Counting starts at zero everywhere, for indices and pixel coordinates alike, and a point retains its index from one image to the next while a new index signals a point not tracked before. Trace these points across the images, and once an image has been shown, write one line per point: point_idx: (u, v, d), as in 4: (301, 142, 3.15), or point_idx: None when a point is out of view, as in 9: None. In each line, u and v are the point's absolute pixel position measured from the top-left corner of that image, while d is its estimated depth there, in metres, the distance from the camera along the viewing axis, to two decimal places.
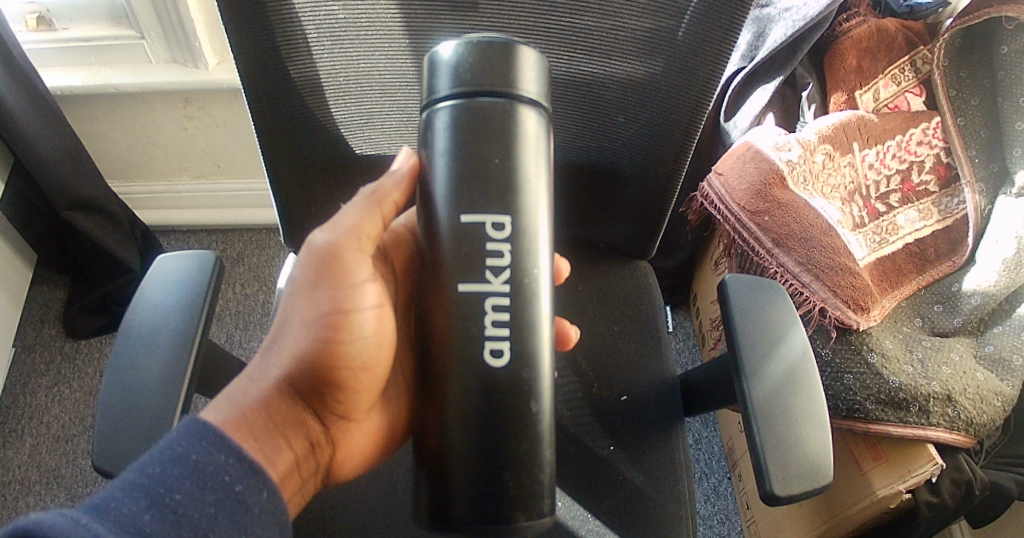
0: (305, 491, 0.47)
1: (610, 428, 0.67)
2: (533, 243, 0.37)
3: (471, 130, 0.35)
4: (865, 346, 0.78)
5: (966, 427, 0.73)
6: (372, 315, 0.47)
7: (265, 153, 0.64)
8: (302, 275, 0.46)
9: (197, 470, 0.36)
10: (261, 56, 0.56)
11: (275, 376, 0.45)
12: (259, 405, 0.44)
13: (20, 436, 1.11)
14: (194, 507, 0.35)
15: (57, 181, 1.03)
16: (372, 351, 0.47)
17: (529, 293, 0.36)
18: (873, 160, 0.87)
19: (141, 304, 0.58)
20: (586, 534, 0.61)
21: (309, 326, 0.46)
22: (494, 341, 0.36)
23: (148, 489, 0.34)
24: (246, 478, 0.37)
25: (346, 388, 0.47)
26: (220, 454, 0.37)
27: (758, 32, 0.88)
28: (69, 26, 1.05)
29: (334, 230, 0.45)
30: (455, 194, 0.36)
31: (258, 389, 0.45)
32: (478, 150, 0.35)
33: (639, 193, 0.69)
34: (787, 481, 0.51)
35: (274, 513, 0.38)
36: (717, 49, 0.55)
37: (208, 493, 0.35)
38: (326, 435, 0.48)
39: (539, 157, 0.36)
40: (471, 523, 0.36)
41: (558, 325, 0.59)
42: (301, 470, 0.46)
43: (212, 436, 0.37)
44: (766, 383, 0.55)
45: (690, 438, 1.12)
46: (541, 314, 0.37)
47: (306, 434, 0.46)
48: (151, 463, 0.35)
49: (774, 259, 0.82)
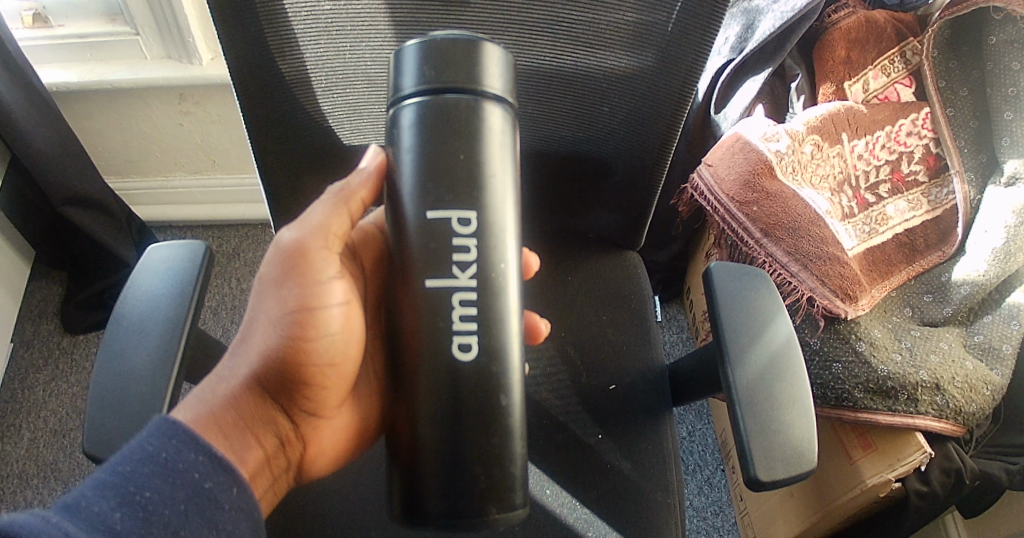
0: (276, 487, 0.48)
1: (598, 417, 0.68)
2: (500, 239, 0.37)
3: (436, 128, 0.35)
4: (854, 335, 0.79)
5: (955, 415, 0.73)
6: (340, 312, 0.47)
7: (254, 145, 0.65)
8: (269, 272, 0.46)
9: (166, 468, 0.36)
10: (247, 48, 0.56)
11: (243, 375, 0.46)
12: (227, 404, 0.44)
13: (19, 430, 1.12)
14: (164, 504, 0.35)
15: (55, 177, 1.03)
16: (340, 348, 0.47)
17: (496, 288, 0.37)
18: (862, 151, 0.87)
19: (132, 292, 0.59)
20: (574, 522, 0.61)
21: (275, 324, 0.46)
22: (462, 336, 0.36)
23: (119, 487, 0.35)
24: (216, 476, 0.38)
25: (315, 385, 0.48)
26: (190, 452, 0.37)
27: (746, 24, 0.89)
28: (64, 23, 1.07)
29: (301, 228, 0.46)
30: (422, 190, 0.36)
31: (228, 387, 0.45)
32: (442, 147, 0.35)
33: (625, 182, 0.70)
34: (771, 466, 0.52)
35: (244, 509, 0.38)
36: (701, 37, 0.55)
37: (178, 490, 0.36)
38: (297, 433, 0.49)
39: (505, 153, 0.37)
40: (440, 515, 0.36)
41: (528, 318, 0.60)
42: (271, 466, 0.47)
43: (181, 434, 0.38)
44: (749, 371, 0.55)
45: (684, 430, 1.13)
46: (509, 309, 0.37)
47: (276, 432, 0.46)
48: (122, 461, 0.36)
49: (762, 248, 0.83)
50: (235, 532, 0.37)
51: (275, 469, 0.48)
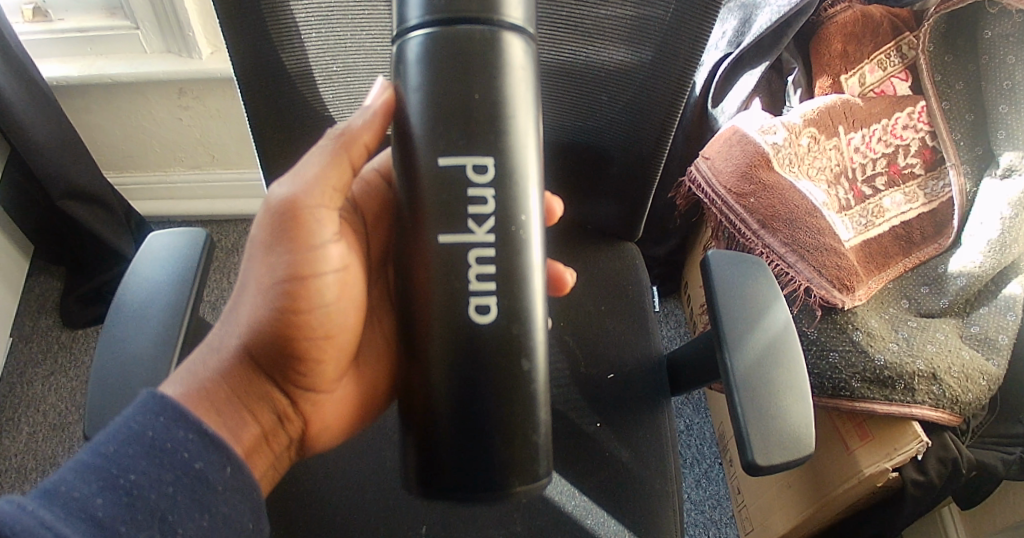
0: (277, 463, 0.50)
1: (597, 407, 0.68)
2: (520, 186, 0.37)
3: (445, 61, 0.34)
4: (850, 325, 0.79)
5: (951, 405, 0.74)
6: (336, 279, 0.47)
7: (256, 136, 0.65)
8: (260, 236, 0.46)
9: (153, 449, 0.37)
10: (250, 39, 0.57)
11: (234, 346, 0.46)
12: (218, 378, 0.45)
13: (18, 425, 1.12)
14: (150, 486, 0.36)
15: (56, 170, 1.03)
16: (335, 317, 0.48)
17: (518, 240, 0.37)
18: (858, 144, 0.88)
19: (134, 278, 0.59)
20: (574, 509, 0.61)
21: (265, 294, 0.46)
22: (480, 297, 0.36)
23: (102, 470, 0.35)
24: (206, 455, 0.38)
25: (312, 359, 0.48)
26: (178, 430, 0.38)
27: (744, 18, 0.89)
28: (65, 17, 1.08)
29: (294, 183, 0.45)
30: (434, 135, 0.35)
31: (218, 360, 0.46)
32: (455, 85, 0.35)
33: (624, 170, 0.70)
34: (768, 451, 0.52)
35: (238, 488, 0.39)
36: (699, 26, 0.55)
37: (166, 472, 0.37)
38: (296, 409, 0.50)
39: (525, 89, 0.36)
40: (456, 487, 0.37)
41: (553, 268, 0.62)
42: (270, 441, 0.48)
43: (169, 411, 0.38)
44: (746, 356, 0.56)
45: (681, 424, 1.13)
46: (531, 263, 0.37)
47: (272, 409, 0.48)
48: (105, 443, 0.37)
49: (760, 240, 0.84)
50: (230, 514, 0.38)
51: (275, 446, 0.49)
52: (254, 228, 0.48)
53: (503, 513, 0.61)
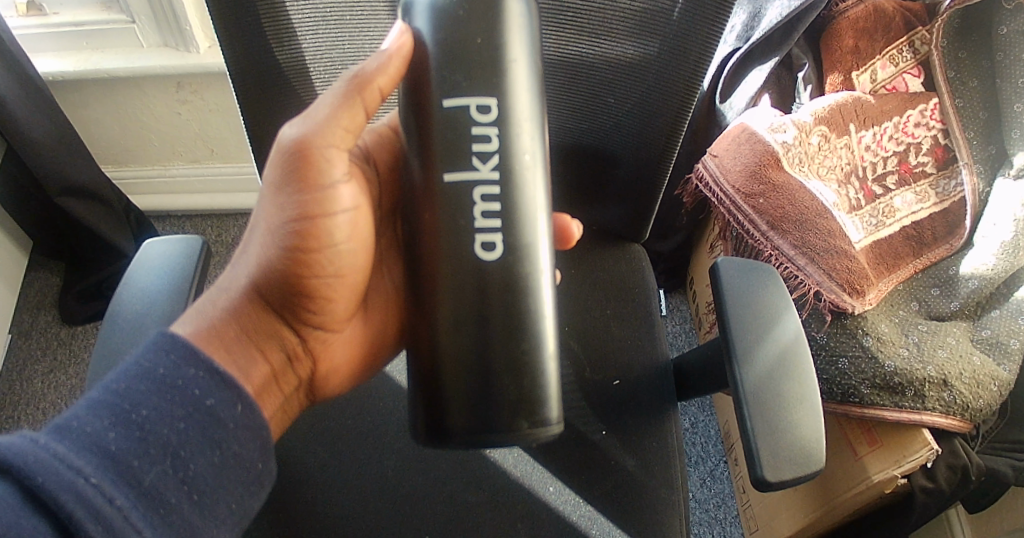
0: (286, 405, 0.48)
1: (602, 413, 0.67)
2: (522, 124, 0.37)
3: (453, 5, 0.36)
4: (860, 330, 0.78)
5: (962, 412, 0.73)
6: (347, 219, 0.46)
7: (254, 137, 0.64)
8: (271, 177, 0.44)
9: (165, 385, 0.37)
10: (247, 39, 0.55)
11: (245, 284, 0.45)
12: (227, 316, 0.44)
13: (17, 423, 1.11)
14: (161, 422, 0.36)
15: (52, 165, 1.01)
16: (346, 258, 0.47)
17: (521, 177, 0.38)
18: (869, 142, 0.86)
19: (128, 289, 0.57)
20: (578, 519, 0.60)
21: (275, 234, 0.45)
22: (485, 234, 0.37)
23: (113, 406, 0.35)
24: (217, 393, 0.38)
25: (322, 297, 0.47)
26: (188, 368, 0.38)
27: (753, 12, 0.87)
28: (59, 10, 1.05)
29: (305, 124, 0.43)
30: (438, 78, 0.36)
31: (227, 299, 0.45)
32: (461, 25, 0.36)
33: (631, 172, 0.68)
34: (777, 467, 0.51)
35: (250, 427, 0.39)
36: (709, 29, 0.53)
37: (178, 409, 0.36)
38: (307, 348, 0.49)
39: (525, 28, 0.37)
40: (467, 431, 0.38)
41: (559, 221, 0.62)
42: (280, 382, 0.47)
43: (180, 349, 0.38)
44: (756, 368, 0.54)
45: (686, 422, 1.12)
46: (536, 200, 0.38)
47: (282, 346, 0.46)
48: (117, 380, 0.37)
49: (769, 241, 0.82)
50: (241, 452, 0.38)
51: (286, 387, 0.48)
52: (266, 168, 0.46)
53: (506, 524, 0.60)
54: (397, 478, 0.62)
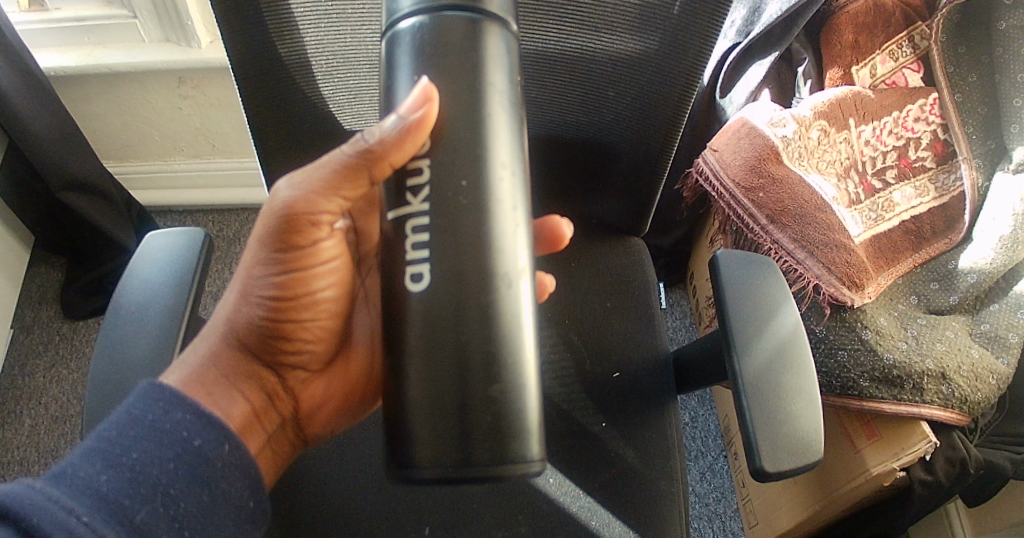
0: (272, 444, 0.49)
1: (602, 405, 0.67)
2: (486, 165, 0.32)
3: (427, 48, 0.32)
4: (859, 323, 0.78)
5: (960, 405, 0.73)
6: (328, 269, 0.48)
7: (254, 130, 0.64)
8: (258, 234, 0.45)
9: (154, 430, 0.37)
10: (250, 33, 0.55)
11: (224, 327, 0.47)
12: (211, 363, 0.45)
13: (20, 417, 1.12)
14: (152, 464, 0.36)
15: (55, 161, 1.02)
16: (325, 303, 0.49)
17: (487, 209, 0.32)
18: (869, 137, 0.86)
19: (130, 281, 0.58)
20: (578, 511, 0.60)
21: (255, 286, 0.46)
22: (419, 265, 0.32)
23: (105, 452, 0.36)
24: (205, 433, 0.38)
25: (301, 339, 0.49)
26: (177, 411, 0.38)
27: (753, 7, 0.87)
28: (61, 6, 1.06)
29: (295, 186, 0.43)
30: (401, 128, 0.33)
31: (209, 347, 0.46)
32: (434, 67, 0.32)
33: (630, 165, 0.68)
34: (776, 457, 0.51)
35: (239, 465, 0.39)
36: (708, 24, 0.54)
37: (166, 450, 0.37)
38: (287, 387, 0.51)
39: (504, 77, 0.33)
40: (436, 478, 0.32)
41: (550, 222, 0.55)
42: (263, 421, 0.48)
43: (168, 396, 0.39)
44: (755, 359, 0.55)
45: (686, 416, 1.13)
46: (507, 239, 0.33)
47: (263, 387, 0.48)
48: (109, 427, 0.37)
49: (768, 235, 0.82)
50: (230, 491, 0.39)
51: (269, 426, 0.49)
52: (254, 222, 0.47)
53: (506, 514, 0.60)
54: None
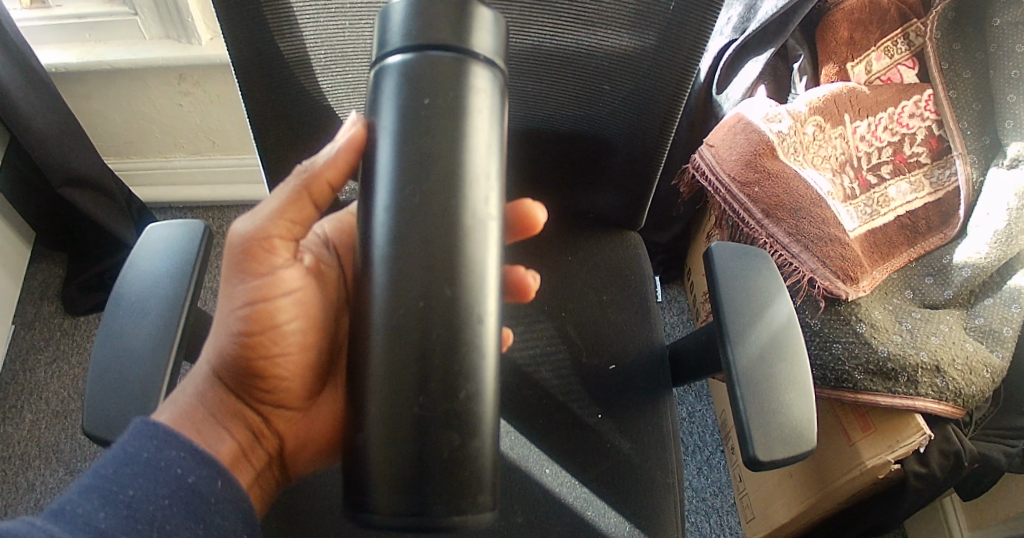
0: (258, 477, 0.50)
1: (598, 397, 0.67)
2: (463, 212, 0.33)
3: (417, 85, 0.32)
4: (854, 316, 0.79)
5: (954, 398, 0.73)
6: (293, 301, 0.48)
7: (253, 124, 0.64)
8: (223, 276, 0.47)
9: (149, 467, 0.38)
10: (250, 29, 0.56)
11: (205, 368, 0.48)
12: (194, 401, 0.46)
13: (21, 412, 1.12)
14: (148, 501, 0.37)
15: (56, 157, 1.03)
16: (294, 337, 0.48)
17: (462, 259, 0.33)
18: (864, 132, 0.87)
19: (131, 271, 0.58)
20: (574, 501, 0.61)
21: (226, 322, 0.47)
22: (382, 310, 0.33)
23: (103, 489, 0.37)
24: (198, 470, 0.39)
25: (279, 376, 0.48)
26: (171, 449, 0.39)
27: (750, 4, 0.87)
28: (62, 3, 1.07)
29: (253, 220, 0.46)
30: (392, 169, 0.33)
31: (194, 385, 0.47)
32: (421, 105, 0.32)
33: (626, 160, 0.69)
34: (770, 446, 0.51)
35: (232, 499, 0.40)
36: (702, 19, 0.54)
37: (161, 487, 0.38)
38: (272, 425, 0.50)
39: (491, 117, 0.34)
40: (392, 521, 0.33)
41: (515, 274, 0.56)
42: (250, 457, 0.48)
43: (162, 434, 0.40)
44: (750, 349, 0.55)
45: (684, 411, 1.13)
46: (477, 287, 0.33)
47: (247, 424, 0.48)
48: (106, 464, 0.38)
49: (764, 230, 0.83)
50: (224, 524, 0.39)
51: (255, 461, 0.49)
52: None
53: (503, 503, 0.61)
54: None
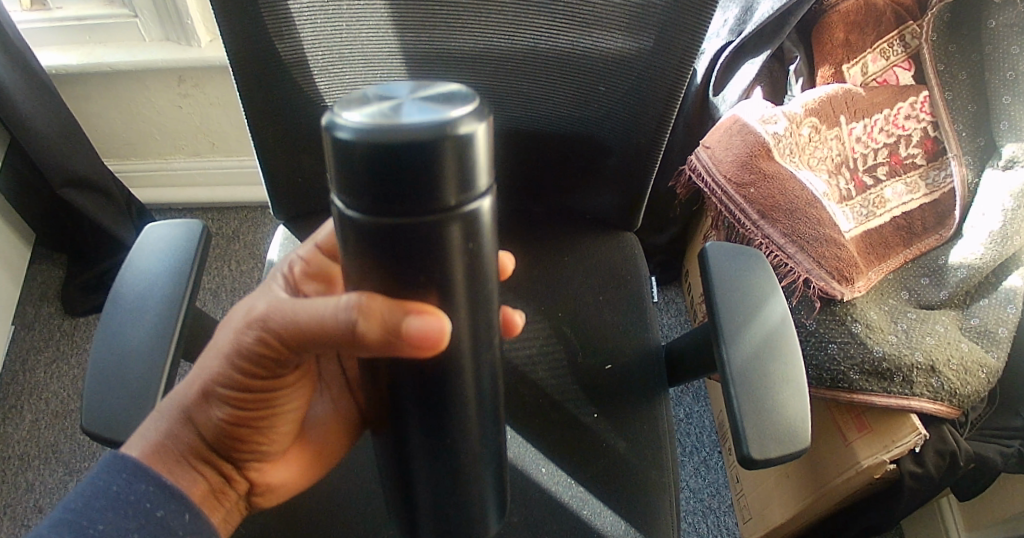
0: (229, 515, 0.47)
1: (594, 396, 0.68)
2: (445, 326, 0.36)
3: None
4: (850, 317, 0.79)
5: (950, 398, 0.73)
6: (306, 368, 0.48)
7: (252, 126, 0.65)
8: (223, 340, 0.40)
9: (117, 501, 0.39)
10: (249, 32, 0.57)
11: (178, 412, 0.42)
12: (172, 444, 0.42)
13: (21, 412, 1.13)
14: (116, 534, 0.38)
15: (55, 158, 1.03)
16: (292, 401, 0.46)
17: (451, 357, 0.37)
18: (861, 134, 0.87)
19: (130, 271, 0.59)
20: (570, 500, 0.61)
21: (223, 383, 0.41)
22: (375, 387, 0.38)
23: (72, 522, 0.38)
24: (167, 504, 0.40)
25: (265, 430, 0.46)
26: (139, 483, 0.39)
27: (746, 6, 0.89)
28: (62, 5, 1.07)
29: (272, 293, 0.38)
30: None
31: (170, 425, 0.42)
32: None
33: (622, 161, 0.69)
34: (763, 444, 0.52)
35: (199, 532, 0.41)
36: (697, 21, 0.54)
37: (130, 521, 0.38)
38: (247, 471, 0.47)
39: None
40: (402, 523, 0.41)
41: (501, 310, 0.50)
42: (222, 498, 0.46)
43: (131, 467, 0.40)
44: (744, 348, 0.55)
45: (680, 412, 1.14)
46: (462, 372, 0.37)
47: (223, 471, 0.45)
48: (76, 499, 0.39)
49: (759, 230, 0.84)
50: None
51: (227, 503, 0.46)
52: (220, 324, 0.42)
53: None
54: None
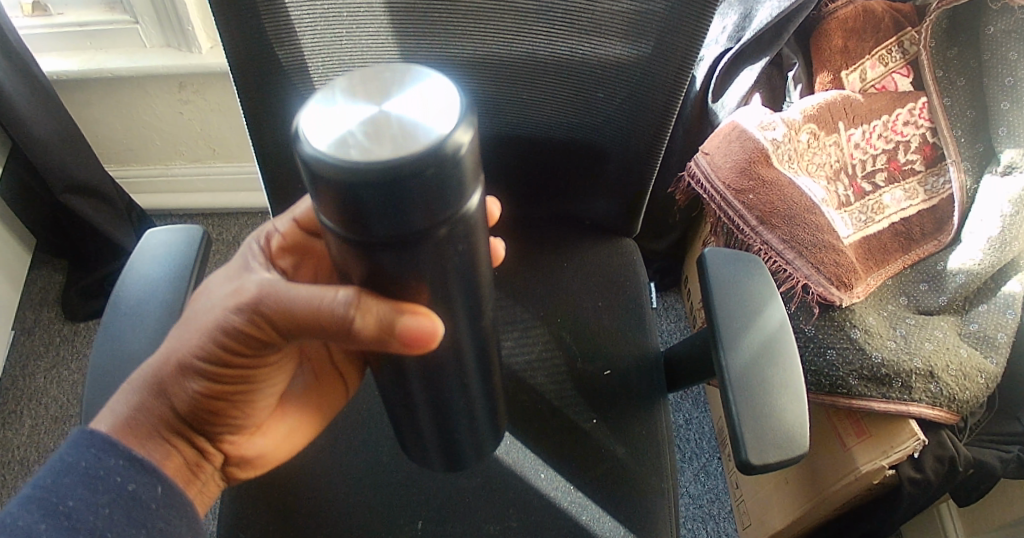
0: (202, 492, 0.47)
1: (593, 401, 0.68)
2: None
3: None
4: (848, 323, 0.79)
5: (949, 403, 0.73)
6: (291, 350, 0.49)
7: (252, 132, 0.65)
8: (205, 316, 0.39)
9: (88, 476, 0.38)
10: (250, 40, 0.57)
11: (150, 382, 0.41)
12: (141, 417, 0.41)
13: (20, 417, 1.13)
14: (88, 511, 0.37)
15: (56, 163, 1.04)
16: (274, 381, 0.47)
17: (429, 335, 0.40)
18: (858, 140, 0.88)
19: (130, 276, 0.59)
20: (569, 506, 0.61)
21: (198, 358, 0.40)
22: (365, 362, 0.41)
23: (42, 500, 0.37)
24: (138, 477, 0.39)
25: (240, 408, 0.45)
26: (110, 458, 0.39)
27: (745, 12, 0.89)
28: (64, 11, 1.08)
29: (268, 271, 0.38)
30: None
31: (141, 398, 0.41)
32: None
33: (621, 167, 0.69)
34: (762, 450, 0.52)
35: (172, 505, 0.40)
36: (697, 28, 0.54)
37: (101, 495, 0.38)
38: (221, 447, 0.47)
39: None
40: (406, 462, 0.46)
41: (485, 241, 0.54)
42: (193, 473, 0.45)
43: (101, 443, 0.39)
44: (743, 354, 0.56)
45: (680, 418, 1.14)
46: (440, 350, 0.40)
47: (194, 445, 0.44)
48: (44, 475, 0.38)
49: (758, 236, 0.84)
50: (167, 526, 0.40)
51: (200, 480, 0.46)
52: (201, 299, 0.41)
53: (498, 508, 0.61)
54: (390, 463, 0.63)
